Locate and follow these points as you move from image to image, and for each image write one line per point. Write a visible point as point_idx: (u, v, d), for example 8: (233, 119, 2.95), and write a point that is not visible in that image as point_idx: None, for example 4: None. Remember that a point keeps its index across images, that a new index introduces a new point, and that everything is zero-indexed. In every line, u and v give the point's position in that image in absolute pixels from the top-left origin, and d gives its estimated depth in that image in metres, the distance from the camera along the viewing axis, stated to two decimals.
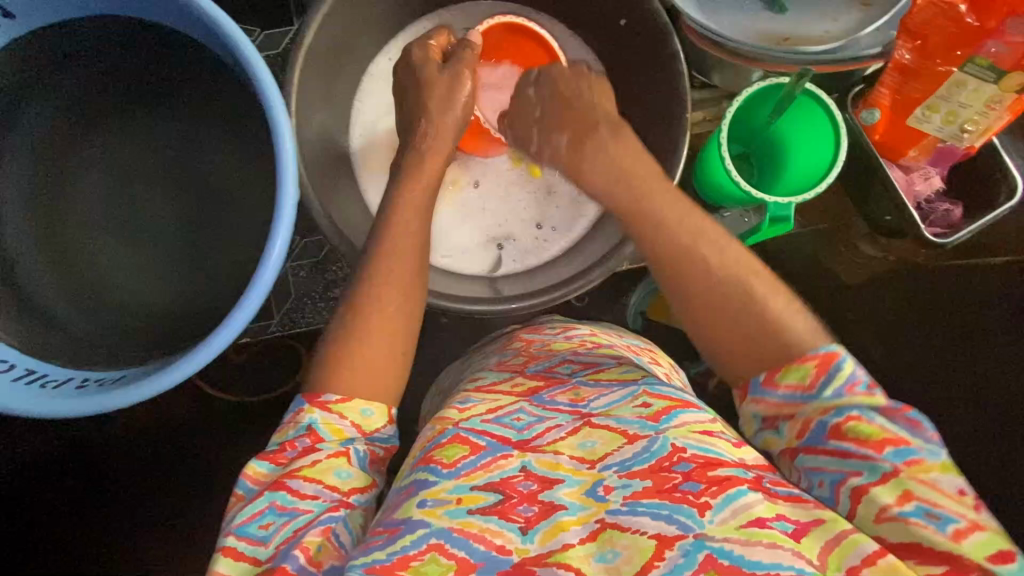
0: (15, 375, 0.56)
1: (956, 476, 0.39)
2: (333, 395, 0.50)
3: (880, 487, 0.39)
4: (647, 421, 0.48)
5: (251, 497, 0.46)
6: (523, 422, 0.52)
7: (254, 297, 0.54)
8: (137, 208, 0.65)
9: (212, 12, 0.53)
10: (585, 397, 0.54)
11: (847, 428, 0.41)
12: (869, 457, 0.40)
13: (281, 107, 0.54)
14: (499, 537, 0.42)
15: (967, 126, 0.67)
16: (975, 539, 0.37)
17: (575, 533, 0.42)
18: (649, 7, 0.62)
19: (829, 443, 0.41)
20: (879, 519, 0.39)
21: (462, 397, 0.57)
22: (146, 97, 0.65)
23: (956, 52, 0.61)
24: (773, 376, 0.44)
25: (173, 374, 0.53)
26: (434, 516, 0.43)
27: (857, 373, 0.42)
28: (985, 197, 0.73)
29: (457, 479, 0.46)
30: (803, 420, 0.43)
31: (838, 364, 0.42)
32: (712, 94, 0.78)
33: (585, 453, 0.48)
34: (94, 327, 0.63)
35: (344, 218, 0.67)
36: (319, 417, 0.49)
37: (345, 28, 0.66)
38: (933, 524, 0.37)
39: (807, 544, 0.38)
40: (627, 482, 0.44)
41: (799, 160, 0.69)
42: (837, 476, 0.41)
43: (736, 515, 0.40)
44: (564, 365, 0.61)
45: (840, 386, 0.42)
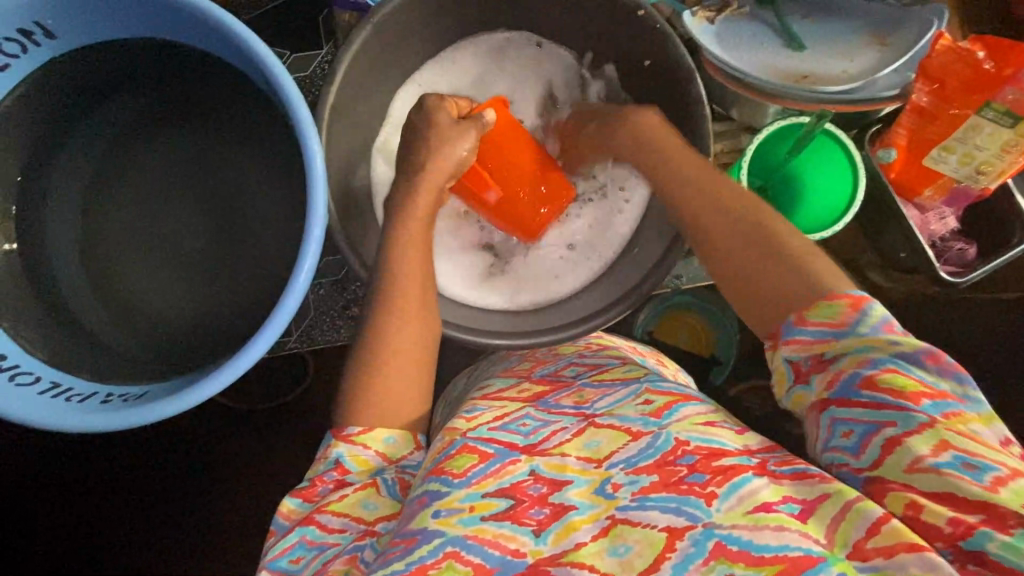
0: (41, 389, 0.57)
1: (996, 428, 0.40)
2: (354, 427, 0.53)
3: (914, 437, 0.40)
4: (650, 418, 0.49)
5: (284, 532, 0.50)
6: (530, 427, 0.52)
7: (287, 311, 0.55)
8: (167, 226, 0.66)
9: (254, 44, 0.55)
10: (590, 398, 0.55)
11: (881, 378, 0.41)
12: (905, 408, 0.40)
13: (314, 138, 0.55)
14: (513, 542, 0.44)
15: (983, 168, 0.67)
16: (1015, 488, 0.37)
17: (586, 531, 0.43)
18: (674, 48, 0.63)
19: (862, 394, 0.42)
20: (911, 468, 0.40)
21: (469, 405, 0.57)
22: (181, 117, 0.66)
23: (974, 96, 0.63)
24: (804, 315, 0.46)
25: (198, 393, 0.54)
26: (448, 525, 0.44)
27: (891, 317, 0.44)
28: (1000, 237, 0.74)
29: (468, 488, 0.46)
30: (835, 371, 0.44)
31: (870, 306, 0.44)
32: (729, 126, 0.79)
33: (591, 453, 0.48)
34: (122, 339, 0.65)
35: (365, 240, 0.68)
36: (345, 451, 0.52)
37: (378, 58, 0.68)
38: (969, 474, 0.38)
39: (813, 526, 0.40)
40: (634, 478, 0.45)
41: (818, 186, 0.70)
42: (870, 427, 0.42)
43: (743, 502, 0.41)
44: (569, 368, 0.63)
45: (873, 326, 0.43)
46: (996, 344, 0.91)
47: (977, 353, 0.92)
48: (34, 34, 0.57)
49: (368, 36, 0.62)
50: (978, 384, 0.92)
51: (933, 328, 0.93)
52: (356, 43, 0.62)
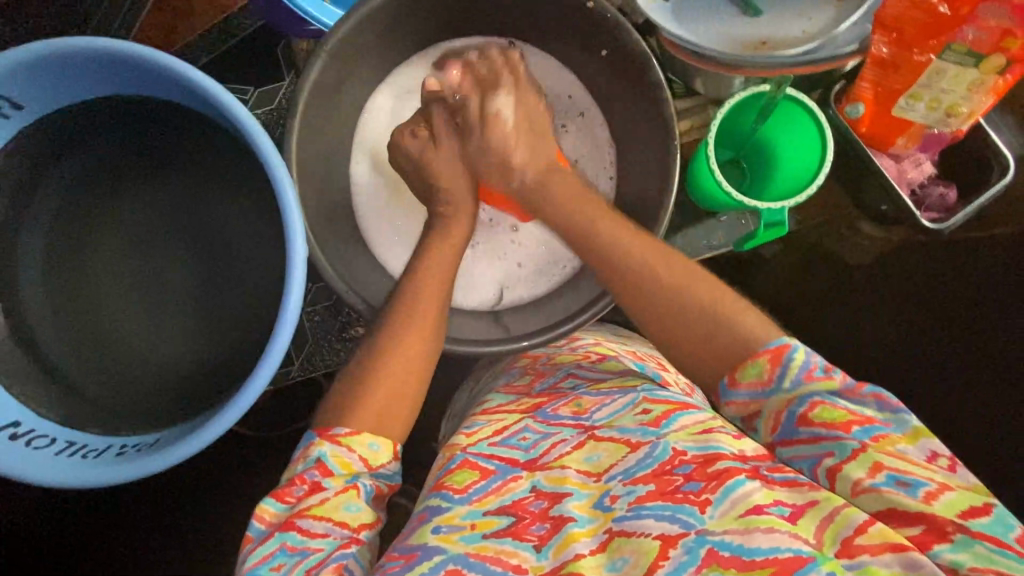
0: (58, 449, 0.60)
1: (924, 442, 0.42)
2: (342, 428, 0.53)
3: (849, 464, 0.42)
4: (648, 427, 0.50)
5: (262, 538, 0.49)
6: (529, 442, 0.54)
7: (282, 340, 0.57)
8: (156, 277, 0.68)
9: (213, 90, 0.56)
10: (587, 408, 0.56)
11: (813, 414, 0.44)
12: (839, 437, 0.43)
13: (284, 175, 0.56)
14: (514, 557, 0.45)
15: (952, 112, 0.67)
16: (946, 499, 0.39)
17: (586, 543, 0.44)
18: (629, 36, 0.63)
19: (800, 431, 0.45)
20: (856, 492, 0.42)
21: (469, 420, 0.59)
22: (152, 168, 0.68)
23: (932, 41, 0.62)
24: (734, 376, 0.49)
25: (206, 434, 0.56)
26: (449, 542, 0.46)
27: (811, 359, 0.46)
28: (979, 176, 0.74)
29: (470, 505, 0.49)
30: (773, 414, 0.47)
31: (790, 354, 0.47)
32: (695, 102, 0.79)
33: (591, 467, 0.50)
34: (130, 390, 0.67)
35: (350, 266, 0.70)
36: (328, 450, 0.51)
37: (339, 85, 0.68)
38: (904, 490, 0.40)
39: (803, 526, 0.41)
40: (631, 488, 0.46)
41: (792, 142, 0.70)
42: (814, 460, 0.44)
43: (736, 506, 0.42)
44: (568, 380, 0.63)
45: (795, 375, 0.46)
46: (996, 281, 0.91)
47: (975, 293, 0.92)
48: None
49: (325, 64, 0.63)
50: (979, 322, 0.92)
51: (932, 273, 0.93)
52: (313, 73, 0.62)
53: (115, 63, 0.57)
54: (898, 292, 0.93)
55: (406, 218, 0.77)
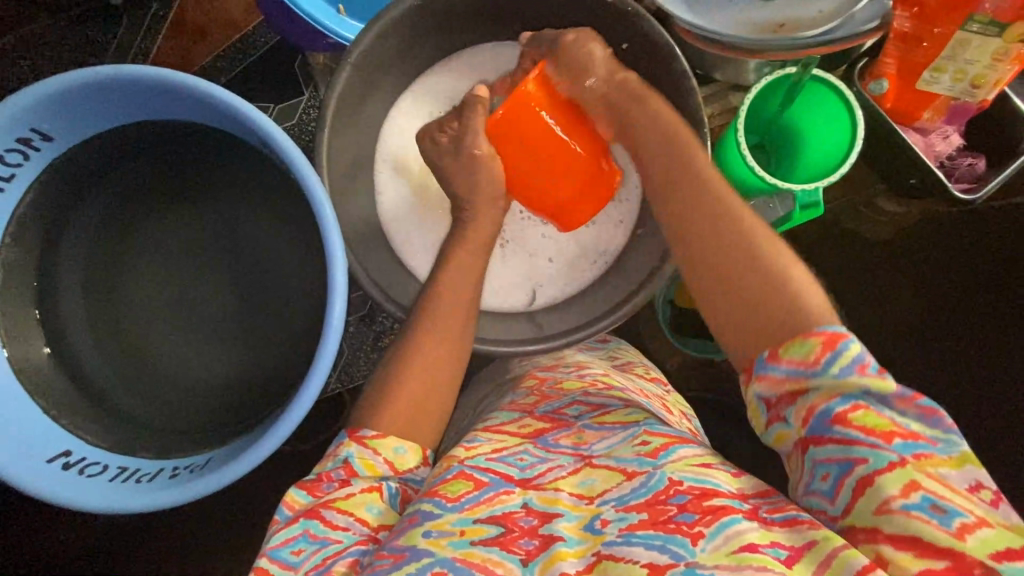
0: (111, 475, 0.60)
1: (969, 470, 0.40)
2: (369, 429, 0.54)
3: (885, 477, 0.40)
4: (646, 458, 0.50)
5: (286, 522, 0.50)
6: (526, 462, 0.54)
7: (329, 353, 0.57)
8: (196, 296, 0.69)
9: (243, 107, 0.56)
10: (588, 440, 0.56)
11: (853, 417, 0.42)
12: (876, 446, 0.41)
13: (318, 186, 0.57)
14: (500, 567, 0.45)
15: (977, 82, 0.67)
16: (980, 535, 0.38)
17: (572, 563, 0.45)
18: (651, 28, 0.63)
19: (834, 431, 0.42)
20: (880, 509, 0.40)
21: (470, 437, 0.59)
22: (182, 191, 0.68)
23: (955, 13, 0.62)
24: (776, 352, 0.46)
25: (259, 451, 0.56)
26: (437, 546, 0.46)
27: (864, 355, 0.43)
28: (1005, 145, 0.73)
29: (461, 513, 0.48)
30: (808, 406, 0.44)
31: (845, 345, 0.44)
32: (716, 89, 0.79)
33: (585, 489, 0.50)
34: (175, 412, 0.67)
35: (383, 275, 0.70)
36: (355, 451, 0.53)
37: (363, 97, 0.68)
38: (937, 518, 0.39)
39: (798, 569, 0.41)
40: (623, 515, 0.46)
41: (812, 126, 0.70)
42: (844, 466, 0.42)
43: (728, 541, 0.42)
44: (571, 407, 0.63)
45: (847, 365, 0.43)
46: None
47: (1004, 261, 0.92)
48: (32, 139, 0.57)
49: (349, 75, 0.63)
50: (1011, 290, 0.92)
51: (959, 245, 0.93)
52: (339, 86, 0.63)
53: (145, 90, 0.57)
54: (927, 264, 0.93)
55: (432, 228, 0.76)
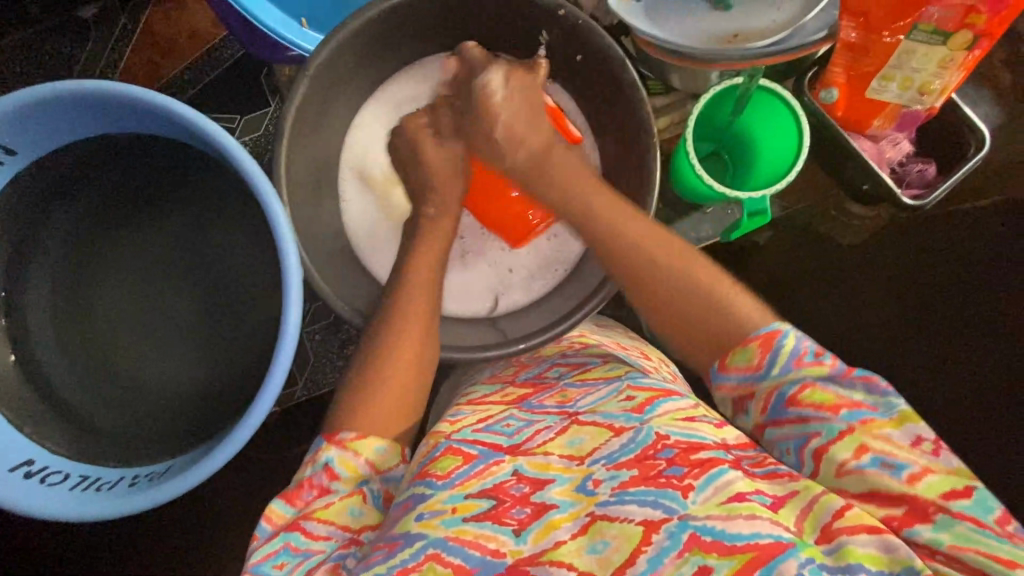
0: (72, 484, 0.61)
1: (910, 427, 0.43)
2: (348, 433, 0.54)
3: (836, 445, 0.44)
4: (632, 413, 0.51)
5: (266, 538, 0.50)
6: (513, 428, 0.54)
7: (283, 361, 0.58)
8: (159, 305, 0.70)
9: (199, 122, 0.57)
10: (572, 397, 0.57)
11: (803, 396, 0.46)
12: (826, 420, 0.45)
13: (273, 197, 0.58)
14: (492, 542, 0.45)
15: (925, 89, 0.68)
16: (929, 482, 0.41)
17: (566, 529, 0.44)
18: (602, 40, 0.64)
19: (789, 413, 0.46)
20: (840, 473, 0.44)
21: (454, 411, 0.60)
22: (144, 202, 0.69)
23: (898, 23, 0.63)
24: (725, 361, 0.50)
25: (214, 461, 0.57)
26: (430, 527, 0.45)
27: (800, 344, 0.47)
28: (955, 153, 0.75)
29: (451, 489, 0.48)
30: (763, 396, 0.48)
31: (780, 340, 0.48)
32: (675, 98, 0.81)
33: (574, 450, 0.50)
34: (138, 421, 0.68)
35: (345, 283, 0.71)
36: (335, 454, 0.52)
37: (323, 109, 0.70)
38: (888, 472, 0.42)
39: (784, 514, 0.42)
40: (615, 473, 0.46)
41: (765, 131, 0.71)
42: (800, 441, 0.46)
43: (718, 493, 0.43)
44: (552, 369, 0.65)
45: (785, 359, 0.47)
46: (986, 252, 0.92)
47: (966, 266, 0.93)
48: None
49: (307, 88, 0.64)
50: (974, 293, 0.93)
51: (920, 250, 0.94)
52: (300, 92, 0.64)
53: (106, 103, 0.59)
54: (890, 268, 0.94)
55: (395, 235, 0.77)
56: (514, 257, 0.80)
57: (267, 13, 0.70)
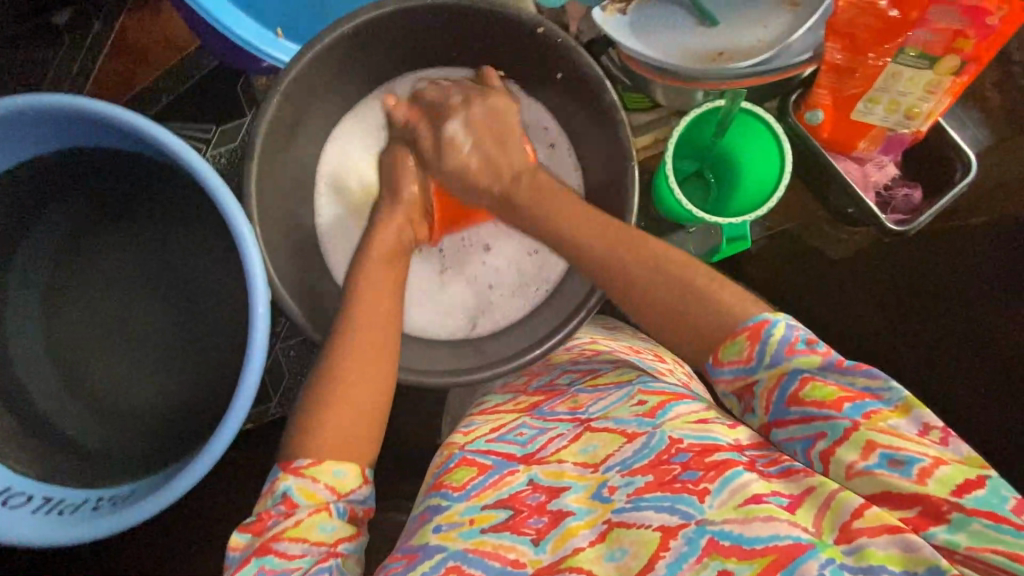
0: (34, 507, 0.59)
1: (916, 414, 0.40)
2: (304, 459, 0.53)
3: (843, 447, 0.41)
4: (644, 418, 0.50)
5: (237, 566, 0.49)
6: (526, 436, 0.55)
7: (250, 385, 0.57)
8: (128, 323, 0.68)
9: (158, 135, 0.55)
10: (584, 403, 0.57)
11: (804, 393, 0.43)
12: (831, 418, 0.42)
13: (241, 216, 0.57)
14: (512, 552, 0.45)
15: (911, 113, 0.67)
16: (940, 476, 0.38)
17: (584, 536, 0.45)
18: (581, 59, 0.62)
19: (792, 412, 0.43)
20: (850, 475, 0.41)
21: (468, 421, 0.62)
22: (113, 216, 0.68)
23: (886, 45, 0.62)
24: (717, 356, 0.47)
25: (176, 488, 0.56)
26: (449, 540, 0.47)
27: (791, 333, 0.44)
28: (941, 178, 0.73)
29: (468, 501, 0.50)
30: (761, 393, 0.45)
31: (769, 330, 0.45)
32: (659, 114, 0.80)
33: (587, 457, 0.50)
34: (106, 439, 0.67)
35: (319, 301, 0.69)
36: (292, 484, 0.51)
37: (298, 124, 0.68)
38: (898, 471, 0.39)
39: (801, 515, 0.41)
40: (630, 479, 0.46)
41: (750, 152, 0.70)
42: (806, 443, 0.43)
43: (734, 495, 0.42)
44: (563, 376, 0.65)
45: (776, 350, 0.44)
46: (974, 272, 0.91)
47: (954, 286, 0.92)
48: None
49: (279, 104, 0.63)
50: (962, 314, 0.91)
51: (907, 269, 0.93)
52: (270, 112, 0.62)
53: (69, 117, 0.57)
54: (876, 287, 0.93)
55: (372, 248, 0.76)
56: (491, 280, 0.78)
57: (239, 22, 0.67)
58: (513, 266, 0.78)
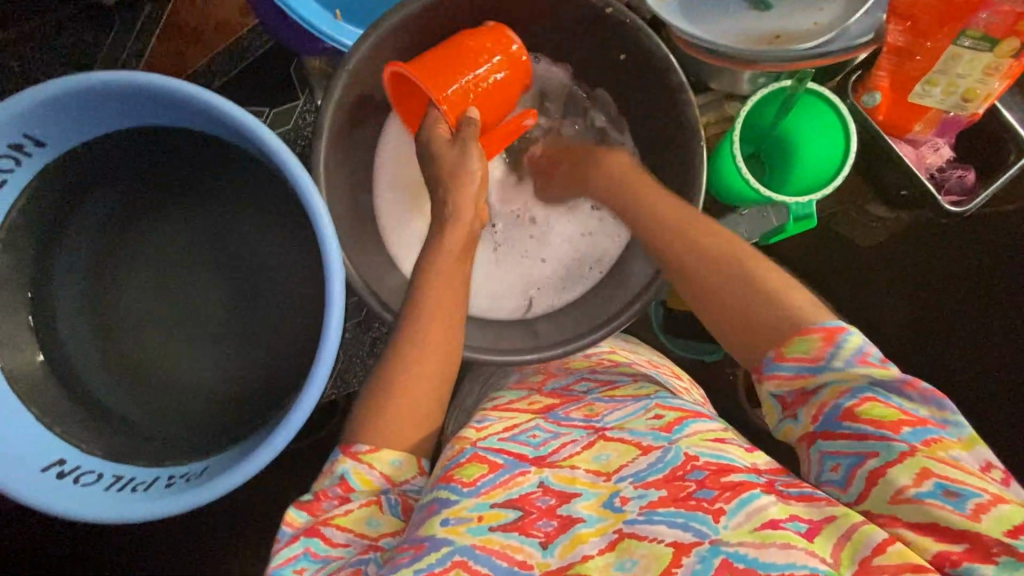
0: (107, 484, 0.60)
1: (977, 451, 0.40)
2: (363, 445, 0.53)
3: (896, 467, 0.41)
4: (661, 432, 0.50)
5: (287, 540, 0.50)
6: (539, 439, 0.54)
7: (325, 362, 0.56)
8: (191, 304, 0.69)
9: (236, 113, 0.55)
10: (599, 412, 0.57)
11: (862, 409, 0.43)
12: (886, 437, 0.41)
13: (314, 191, 0.56)
14: (519, 553, 0.45)
15: (968, 96, 0.68)
16: (996, 514, 0.38)
17: (594, 544, 0.45)
18: (649, 42, 0.63)
19: (845, 426, 0.43)
20: (895, 500, 0.41)
21: (480, 416, 0.58)
22: (173, 197, 0.68)
23: (947, 28, 0.63)
24: (781, 351, 0.47)
25: (246, 468, 0.55)
26: (456, 534, 0.45)
27: (866, 345, 0.44)
28: (994, 157, 0.76)
29: (478, 497, 0.47)
30: (819, 402, 0.45)
31: (844, 337, 0.44)
32: (712, 97, 0.80)
33: (600, 465, 0.50)
34: (170, 419, 0.67)
35: (379, 283, 0.70)
36: (351, 468, 0.52)
37: (360, 105, 0.68)
38: (950, 503, 0.39)
39: (820, 544, 0.41)
40: (643, 492, 0.46)
41: (811, 155, 0.71)
42: (854, 459, 0.43)
43: (750, 519, 0.42)
44: (580, 383, 0.64)
45: (849, 358, 0.44)
46: (1011, 259, 0.93)
47: (991, 273, 0.93)
48: (24, 146, 0.57)
49: (347, 83, 0.63)
50: (998, 300, 0.93)
51: (947, 255, 0.94)
52: (336, 92, 0.62)
53: (143, 95, 0.57)
54: (914, 271, 0.94)
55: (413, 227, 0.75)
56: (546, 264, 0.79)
57: (304, 6, 0.68)
58: (565, 243, 0.79)
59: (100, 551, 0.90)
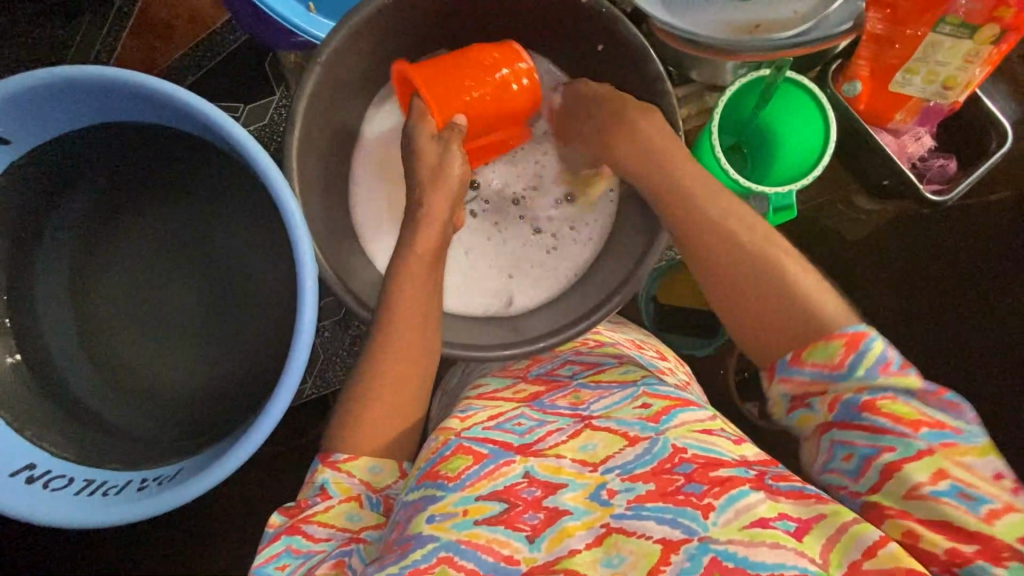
0: (76, 488, 0.58)
1: (992, 457, 0.39)
2: (341, 453, 0.53)
3: (912, 465, 0.40)
4: (648, 422, 0.49)
5: (268, 541, 0.49)
6: (524, 427, 0.53)
7: (300, 362, 0.55)
8: (165, 304, 0.67)
9: (201, 107, 0.54)
10: (585, 399, 0.56)
11: (881, 403, 0.41)
12: (905, 435, 0.40)
13: (285, 187, 0.54)
14: (506, 547, 0.44)
15: (948, 83, 0.67)
16: (1009, 521, 0.38)
17: (581, 538, 0.44)
18: (625, 32, 0.62)
19: (863, 418, 0.42)
20: (908, 496, 0.40)
21: (464, 405, 0.57)
22: (145, 195, 0.66)
23: (927, 15, 0.62)
24: (800, 354, 0.46)
25: (220, 470, 0.54)
26: (442, 530, 0.44)
27: (889, 352, 0.42)
28: (976, 147, 0.76)
29: (462, 491, 0.47)
30: (835, 394, 0.43)
31: (868, 343, 0.43)
32: (693, 88, 0.79)
33: (587, 455, 0.49)
34: (144, 422, 0.66)
35: (358, 280, 0.69)
36: (330, 475, 0.51)
37: (336, 99, 0.67)
38: (966, 504, 0.38)
39: (809, 543, 0.40)
40: (631, 485, 0.45)
41: (792, 141, 0.71)
42: (868, 452, 0.42)
43: (739, 515, 0.41)
44: (566, 366, 0.63)
45: (872, 366, 0.42)
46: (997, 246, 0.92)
47: (978, 260, 0.93)
48: None
49: (319, 78, 0.61)
50: (986, 287, 0.93)
51: (933, 243, 0.94)
52: (309, 84, 0.61)
53: (110, 91, 0.55)
54: (901, 261, 0.94)
55: (391, 220, 0.75)
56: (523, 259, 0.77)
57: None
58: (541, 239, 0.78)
59: (82, 557, 0.88)
